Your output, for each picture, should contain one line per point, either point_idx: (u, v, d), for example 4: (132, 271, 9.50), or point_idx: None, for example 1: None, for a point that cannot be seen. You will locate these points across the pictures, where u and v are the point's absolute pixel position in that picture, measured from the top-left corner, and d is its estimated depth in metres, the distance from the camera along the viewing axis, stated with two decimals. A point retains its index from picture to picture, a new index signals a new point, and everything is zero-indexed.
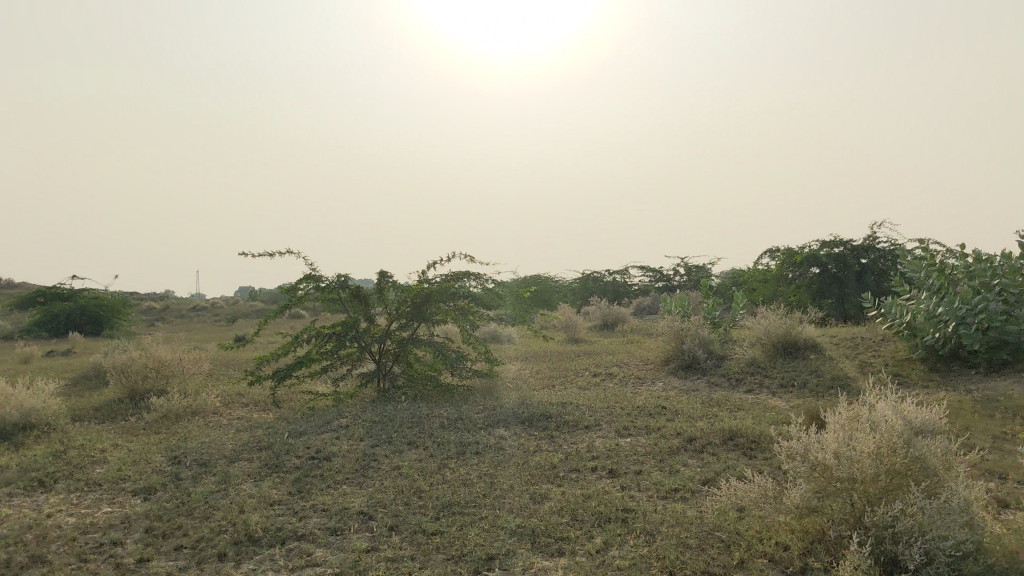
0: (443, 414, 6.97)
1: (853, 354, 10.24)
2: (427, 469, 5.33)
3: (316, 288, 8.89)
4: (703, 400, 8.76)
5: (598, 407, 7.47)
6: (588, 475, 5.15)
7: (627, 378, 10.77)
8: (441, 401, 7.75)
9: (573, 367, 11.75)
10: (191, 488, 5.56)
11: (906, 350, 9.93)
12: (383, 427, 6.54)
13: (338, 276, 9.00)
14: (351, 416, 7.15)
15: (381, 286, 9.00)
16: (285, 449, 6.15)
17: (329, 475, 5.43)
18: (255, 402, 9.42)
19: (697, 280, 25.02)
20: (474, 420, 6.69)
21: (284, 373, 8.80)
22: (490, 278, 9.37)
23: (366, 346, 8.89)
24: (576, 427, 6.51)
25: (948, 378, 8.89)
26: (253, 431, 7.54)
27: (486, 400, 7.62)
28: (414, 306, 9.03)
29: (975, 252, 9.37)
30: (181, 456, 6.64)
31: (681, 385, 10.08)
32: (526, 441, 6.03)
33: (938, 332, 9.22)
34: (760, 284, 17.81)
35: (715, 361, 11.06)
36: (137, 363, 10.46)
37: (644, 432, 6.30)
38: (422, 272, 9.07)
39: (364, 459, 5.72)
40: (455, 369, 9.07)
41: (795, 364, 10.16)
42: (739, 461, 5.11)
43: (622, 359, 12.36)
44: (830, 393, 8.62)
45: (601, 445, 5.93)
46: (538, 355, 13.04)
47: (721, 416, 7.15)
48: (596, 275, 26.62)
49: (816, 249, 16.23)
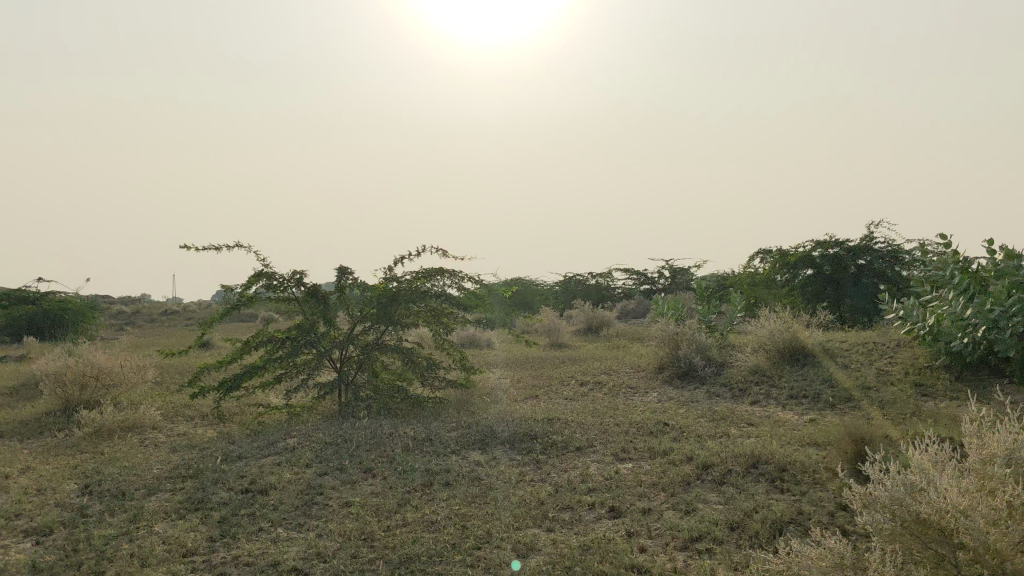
0: (409, 433, 5.93)
1: (867, 361, 9.27)
2: (384, 508, 4.29)
3: (267, 286, 7.85)
4: (706, 414, 7.77)
5: (590, 424, 6.44)
6: (585, 516, 4.13)
7: (619, 387, 9.77)
8: (408, 416, 6.70)
9: (558, 375, 10.73)
10: (92, 529, 4.48)
11: (927, 357, 8.98)
12: (336, 451, 5.47)
13: (293, 272, 7.94)
14: (301, 435, 6.10)
15: (341, 286, 7.95)
16: (215, 478, 5.09)
17: (263, 515, 4.36)
18: (201, 416, 8.34)
19: (683, 283, 24.10)
20: (445, 441, 5.65)
21: (228, 384, 7.73)
22: (467, 277, 8.32)
23: (324, 352, 7.85)
24: (567, 450, 5.48)
25: (979, 389, 7.94)
26: (188, 452, 6.47)
27: (461, 415, 6.59)
28: (380, 306, 7.98)
29: (1006, 248, 8.44)
30: (96, 484, 5.56)
31: (679, 396, 9.09)
32: (507, 468, 5.00)
33: (966, 336, 8.24)
34: (750, 286, 16.85)
35: (715, 369, 10.06)
36: (72, 372, 9.33)
37: (648, 457, 5.28)
38: (388, 270, 8.03)
39: (308, 493, 4.67)
40: (426, 379, 8.01)
41: (804, 372, 9.20)
42: (774, 502, 4.10)
43: (612, 366, 11.35)
44: (851, 409, 7.64)
45: (597, 473, 4.90)
46: (518, 361, 12.02)
47: (733, 435, 6.14)
48: (578, 277, 25.63)
49: (810, 249, 15.27)
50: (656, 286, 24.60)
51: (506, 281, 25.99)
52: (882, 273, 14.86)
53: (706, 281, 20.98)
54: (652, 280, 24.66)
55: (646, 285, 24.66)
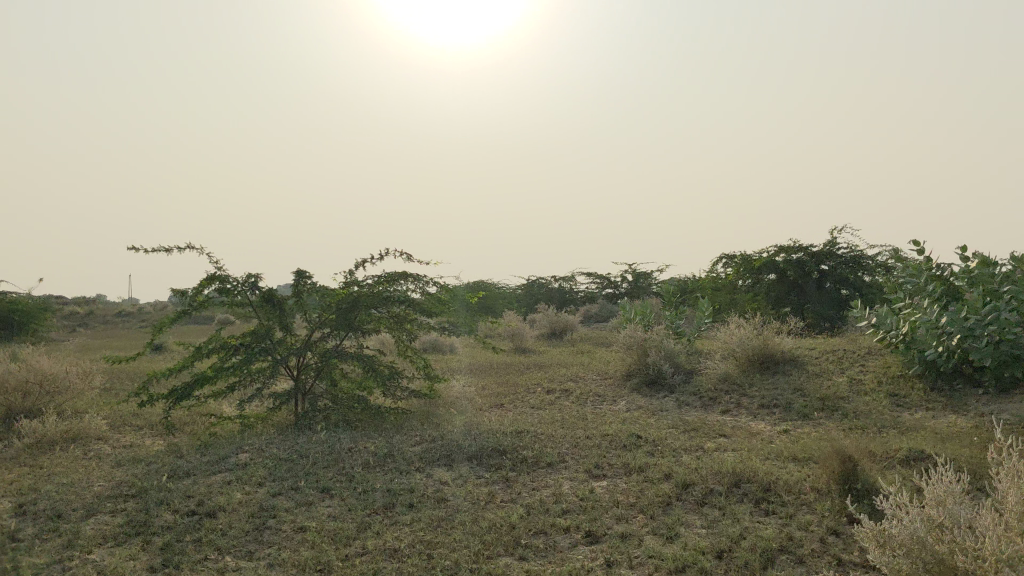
0: (370, 448, 5.61)
1: (839, 369, 9.09)
2: (342, 533, 3.97)
3: (220, 290, 7.49)
4: (677, 425, 7.54)
5: (559, 436, 6.17)
6: (559, 542, 3.84)
7: (586, 396, 9.51)
8: (369, 429, 6.38)
9: (524, 383, 10.43)
10: (22, 556, 4.10)
11: (899, 366, 8.81)
12: (291, 468, 5.13)
13: (247, 276, 7.59)
14: (255, 449, 5.75)
15: (299, 290, 7.61)
16: (160, 498, 4.73)
17: (209, 541, 4.02)
18: (150, 426, 7.94)
19: (646, 288, 23.97)
20: (408, 457, 5.33)
21: (178, 393, 7.36)
22: (431, 281, 8.00)
23: (281, 359, 7.49)
24: (537, 466, 5.20)
25: (953, 399, 7.78)
26: (134, 466, 6.08)
27: (424, 428, 6.28)
28: (340, 312, 7.63)
29: (980, 256, 8.37)
30: (31, 504, 5.15)
31: (648, 405, 8.85)
32: (475, 487, 4.70)
33: (940, 345, 8.10)
34: (714, 291, 16.70)
35: (684, 377, 9.83)
36: (13, 378, 8.84)
37: (623, 474, 5.00)
38: (349, 273, 7.70)
39: (260, 516, 4.33)
40: (388, 388, 7.67)
41: (775, 380, 9.00)
42: (761, 527, 3.84)
43: (578, 373, 11.08)
44: (827, 420, 7.43)
45: (570, 493, 4.62)
46: (481, 368, 11.70)
47: (708, 449, 5.90)
48: (541, 281, 25.39)
49: (773, 254, 15.12)
50: (619, 291, 24.44)
51: (469, 284, 25.64)
52: (846, 279, 14.73)
53: (670, 284, 20.80)
54: (616, 284, 24.46)
55: (609, 290, 24.50)
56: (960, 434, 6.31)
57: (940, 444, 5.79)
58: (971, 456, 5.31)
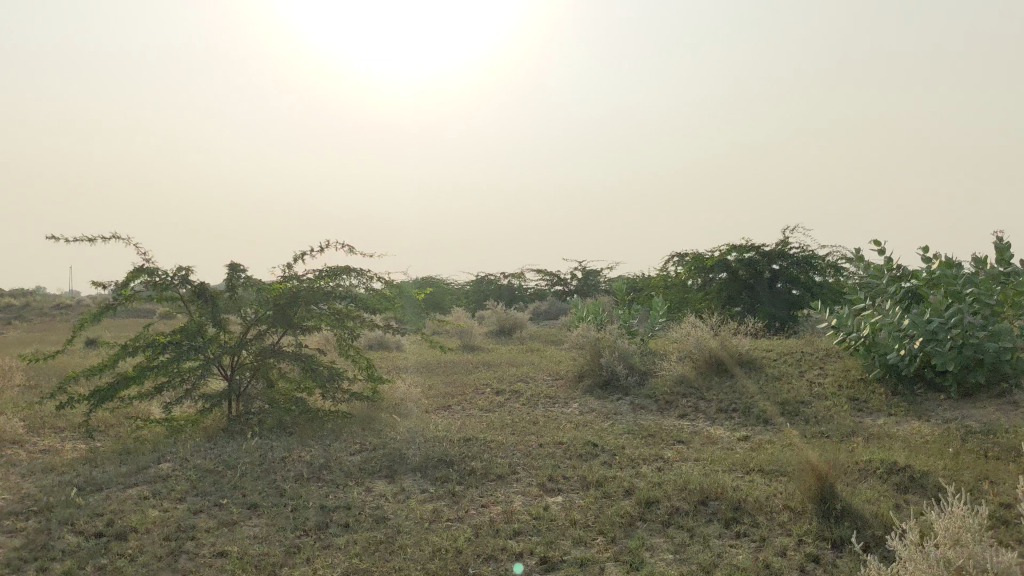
0: (305, 457, 5.16)
1: (797, 371, 8.83)
2: (269, 560, 3.54)
3: (148, 284, 6.97)
4: (632, 431, 7.20)
5: (510, 444, 5.78)
6: (512, 569, 3.46)
7: (537, 397, 9.14)
8: (305, 435, 5.93)
9: (472, 383, 10.03)
10: None
11: (859, 369, 8.56)
12: (217, 481, 4.66)
13: (178, 269, 7.08)
14: (179, 458, 5.26)
15: (233, 284, 7.11)
16: (66, 515, 4.23)
17: (116, 569, 3.55)
18: (69, 429, 7.36)
19: (595, 285, 23.71)
20: (346, 469, 4.90)
21: (100, 394, 6.80)
22: (376, 276, 7.55)
23: (213, 358, 6.98)
24: (487, 479, 4.80)
25: (915, 404, 7.55)
26: (44, 474, 5.55)
27: (365, 434, 5.84)
28: (277, 308, 7.15)
29: (943, 258, 8.18)
30: None
31: (602, 408, 8.50)
32: (419, 505, 4.29)
33: (902, 348, 7.86)
34: (666, 290, 16.46)
35: (638, 378, 9.50)
36: None
37: (579, 488, 4.63)
38: (287, 267, 7.23)
39: (176, 538, 3.86)
40: (328, 390, 7.20)
41: (733, 383, 8.70)
42: (734, 554, 3.49)
43: (528, 373, 10.71)
44: (788, 426, 7.14)
45: (522, 510, 4.22)
46: (428, 366, 11.27)
47: (667, 459, 5.56)
48: (489, 276, 24.97)
49: (726, 253, 14.91)
50: (568, 287, 24.15)
51: (417, 279, 25.13)
52: (798, 279, 14.47)
53: (620, 282, 20.53)
54: (565, 281, 24.16)
55: (559, 286, 24.20)
56: (928, 443, 6.05)
57: (909, 454, 5.52)
58: (943, 467, 5.04)
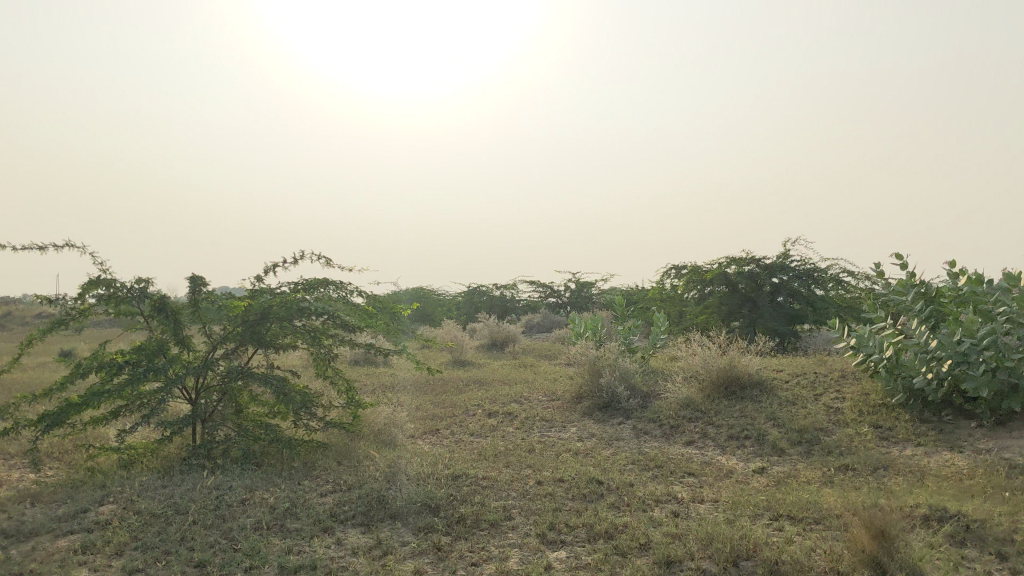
0: (268, 500, 4.49)
1: (812, 395, 8.18)
2: None
3: (104, 298, 6.28)
4: (637, 461, 6.56)
5: (503, 481, 5.11)
6: None
7: (532, 420, 8.49)
8: (272, 470, 5.26)
9: (463, 403, 9.36)
10: None
11: (879, 394, 7.93)
12: (163, 532, 3.99)
13: (137, 281, 6.40)
14: (126, 500, 4.57)
15: (196, 299, 6.43)
16: None
17: None
18: (16, 457, 6.65)
19: (589, 297, 23.12)
20: (315, 516, 4.23)
21: (49, 420, 6.12)
22: (357, 290, 6.91)
23: (175, 380, 6.28)
24: (477, 528, 4.15)
25: (944, 432, 6.92)
26: None
27: (339, 470, 5.17)
28: (246, 324, 6.49)
29: (972, 273, 7.55)
30: None
31: (602, 434, 7.85)
32: (398, 563, 3.63)
33: (929, 372, 7.23)
34: (664, 304, 15.86)
35: (641, 401, 8.84)
36: None
37: (585, 540, 3.98)
38: (257, 279, 6.58)
39: None
40: (302, 416, 6.53)
41: (743, 407, 8.06)
42: None
43: (523, 393, 10.04)
44: (808, 458, 6.50)
45: (520, 570, 3.57)
46: (415, 385, 10.61)
47: (681, 501, 4.91)
48: (481, 287, 24.32)
49: (726, 266, 14.32)
50: (561, 299, 23.53)
51: (408, 290, 24.46)
52: (799, 293, 13.79)
53: (616, 294, 19.93)
54: (559, 293, 23.55)
55: (551, 298, 23.60)
56: (970, 480, 5.43)
57: (954, 496, 4.88)
58: (998, 512, 4.40)
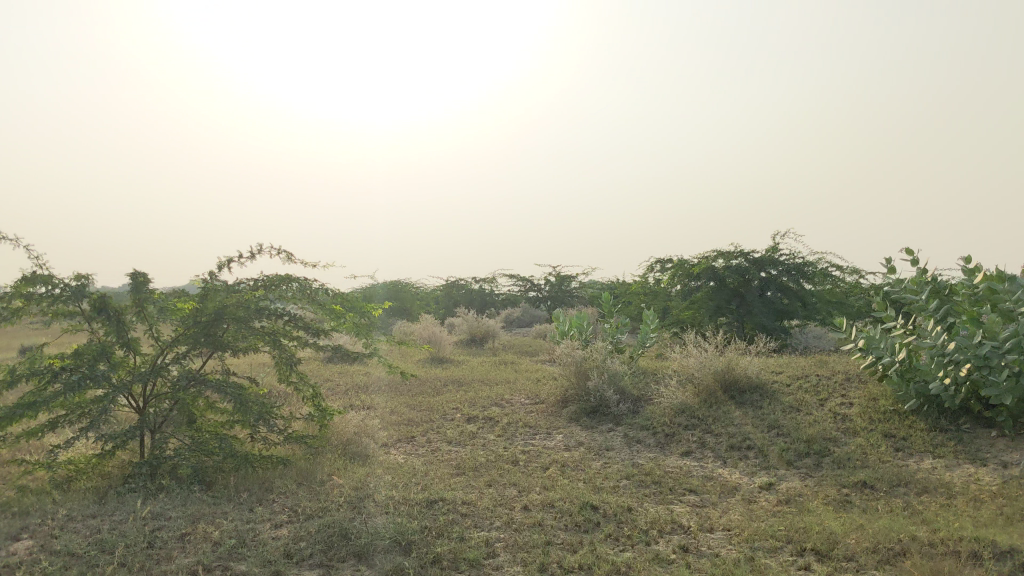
0: (211, 534, 3.85)
1: (817, 399, 7.62)
2: None
3: (37, 296, 5.61)
4: (629, 475, 5.96)
5: (486, 506, 4.50)
6: None
7: (515, 426, 7.89)
8: (221, 494, 4.61)
9: (441, 406, 8.73)
10: None
11: (889, 399, 7.37)
12: None
13: (76, 278, 5.73)
14: (46, 535, 3.92)
15: (141, 298, 5.77)
16: None
17: None
18: None
19: (570, 291, 22.50)
20: (264, 556, 3.60)
21: None
22: (323, 288, 6.28)
23: (119, 388, 5.61)
24: (454, 570, 3.54)
25: (963, 442, 6.37)
26: None
27: (298, 495, 4.53)
28: (198, 325, 5.84)
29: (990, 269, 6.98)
30: None
31: (591, 442, 7.26)
32: None
33: (945, 377, 6.66)
34: (650, 299, 15.28)
35: (631, 406, 8.25)
36: None
37: None
38: (211, 275, 5.92)
39: None
40: (260, 428, 5.89)
41: (743, 414, 7.49)
42: None
43: (505, 395, 9.43)
44: (818, 473, 5.93)
45: None
46: (390, 386, 9.97)
47: (685, 530, 4.32)
48: (459, 281, 23.65)
49: (713, 259, 13.71)
50: (541, 293, 22.91)
51: (386, 284, 23.74)
52: (788, 288, 13.22)
53: (598, 289, 19.32)
54: (539, 287, 22.93)
55: (531, 292, 22.97)
56: (1004, 501, 4.88)
57: (995, 523, 4.32)
58: None
